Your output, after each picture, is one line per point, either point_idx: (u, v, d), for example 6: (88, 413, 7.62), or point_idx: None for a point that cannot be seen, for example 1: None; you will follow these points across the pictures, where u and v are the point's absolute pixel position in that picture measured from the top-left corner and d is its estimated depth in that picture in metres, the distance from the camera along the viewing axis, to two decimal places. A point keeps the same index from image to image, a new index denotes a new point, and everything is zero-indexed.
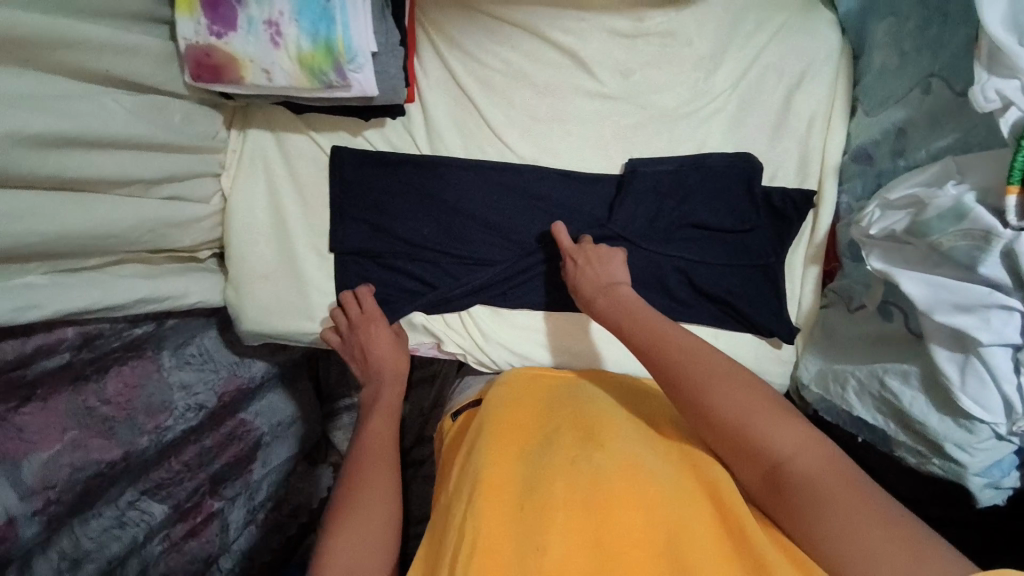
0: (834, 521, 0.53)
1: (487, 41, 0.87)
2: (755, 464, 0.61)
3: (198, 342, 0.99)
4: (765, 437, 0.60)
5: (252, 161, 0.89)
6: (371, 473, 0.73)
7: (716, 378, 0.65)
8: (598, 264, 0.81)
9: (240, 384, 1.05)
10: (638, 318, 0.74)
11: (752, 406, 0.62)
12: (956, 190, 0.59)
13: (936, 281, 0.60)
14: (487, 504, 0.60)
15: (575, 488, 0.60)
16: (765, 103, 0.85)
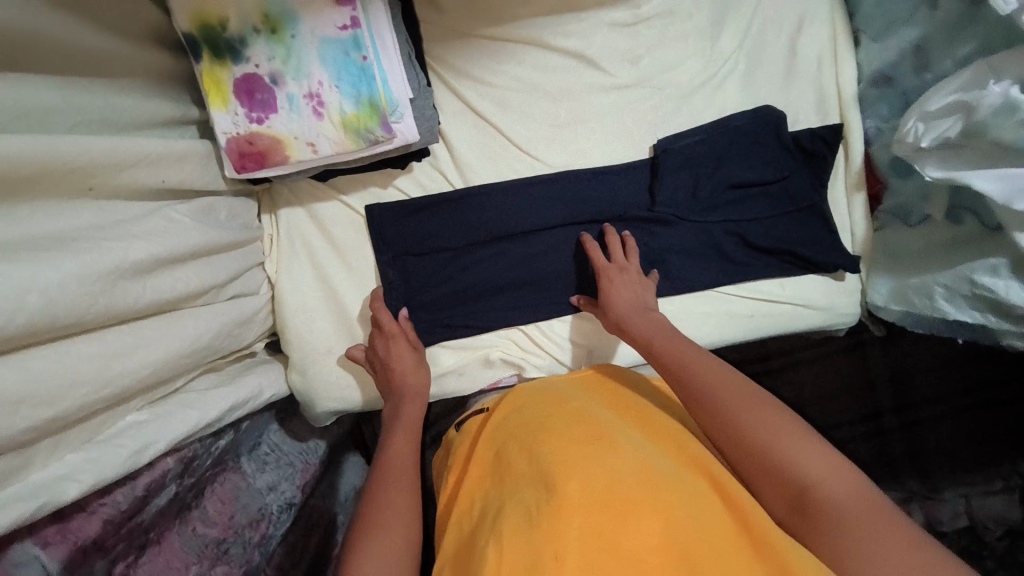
0: (866, 549, 0.49)
1: (495, 63, 0.88)
2: (781, 485, 0.57)
3: (266, 440, 0.93)
4: (792, 459, 0.57)
5: (290, 240, 0.86)
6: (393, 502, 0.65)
7: (742, 401, 0.63)
8: (631, 290, 0.82)
9: (314, 471, 1.00)
10: (663, 348, 0.72)
11: (780, 428, 0.60)
12: (1001, 87, 0.62)
13: (1007, 174, 0.63)
14: (501, 524, 0.54)
15: (594, 496, 0.54)
16: (771, 56, 0.88)
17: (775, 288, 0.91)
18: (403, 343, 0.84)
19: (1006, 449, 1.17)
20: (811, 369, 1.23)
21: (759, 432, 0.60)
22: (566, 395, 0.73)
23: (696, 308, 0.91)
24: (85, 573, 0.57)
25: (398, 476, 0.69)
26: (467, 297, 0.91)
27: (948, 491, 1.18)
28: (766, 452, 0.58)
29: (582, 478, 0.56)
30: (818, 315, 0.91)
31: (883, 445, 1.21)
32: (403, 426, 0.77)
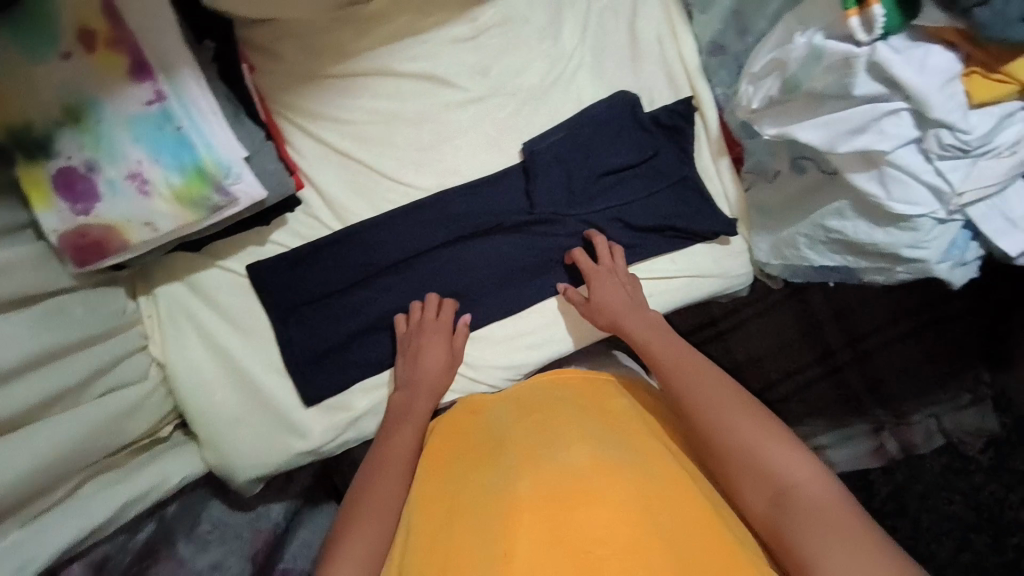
0: (824, 539, 0.58)
1: (346, 99, 0.87)
2: (766, 484, 0.65)
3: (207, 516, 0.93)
4: (777, 466, 0.65)
5: (172, 316, 0.84)
6: (383, 484, 0.75)
7: (734, 408, 0.71)
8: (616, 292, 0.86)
9: (268, 536, 0.96)
10: (678, 358, 0.79)
11: (771, 436, 0.68)
12: (805, 37, 0.63)
13: (827, 120, 0.64)
14: (473, 521, 0.63)
15: (554, 491, 0.63)
16: (613, 43, 0.90)
17: (669, 264, 0.92)
18: (439, 341, 0.87)
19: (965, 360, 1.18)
20: (759, 327, 1.22)
21: (750, 438, 0.68)
22: (557, 398, 0.81)
23: (594, 297, 0.93)
24: None
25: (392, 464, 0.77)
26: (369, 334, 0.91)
27: (917, 413, 1.17)
28: (751, 452, 0.67)
29: (533, 472, 0.66)
30: (717, 281, 0.93)
31: (842, 381, 1.20)
32: (409, 420, 0.83)
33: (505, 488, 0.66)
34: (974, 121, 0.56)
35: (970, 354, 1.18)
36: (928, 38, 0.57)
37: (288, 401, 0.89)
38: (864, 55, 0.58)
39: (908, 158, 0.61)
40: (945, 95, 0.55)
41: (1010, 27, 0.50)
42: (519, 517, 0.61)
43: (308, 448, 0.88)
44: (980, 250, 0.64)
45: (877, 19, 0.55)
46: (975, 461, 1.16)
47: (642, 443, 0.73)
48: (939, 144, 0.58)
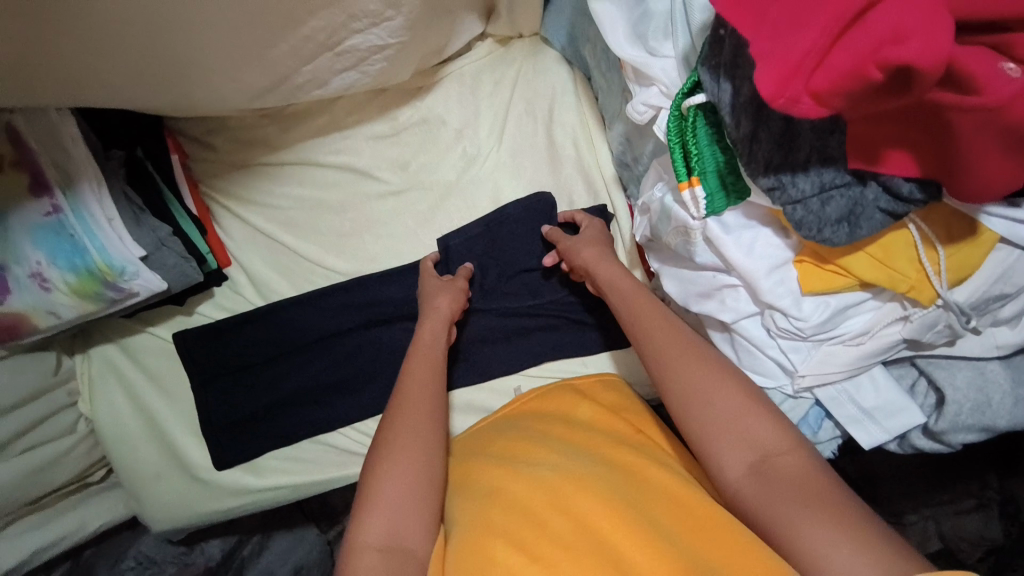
0: (810, 527, 0.48)
1: (273, 186, 0.93)
2: (741, 451, 0.54)
3: (136, 551, 1.04)
4: (747, 433, 0.54)
5: (103, 377, 0.92)
6: (407, 431, 0.65)
7: (703, 361, 0.59)
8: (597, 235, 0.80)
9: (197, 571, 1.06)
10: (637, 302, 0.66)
11: (741, 399, 0.56)
12: (659, 192, 0.61)
13: (683, 275, 0.62)
14: (473, 535, 0.58)
15: (551, 505, 0.59)
16: (532, 145, 0.91)
17: (579, 365, 0.91)
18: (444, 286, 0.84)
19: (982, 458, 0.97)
20: None
21: (721, 401, 0.56)
22: (528, 416, 0.77)
23: (501, 394, 0.92)
24: None
25: (418, 401, 0.69)
26: (278, 407, 0.94)
27: (911, 512, 1.00)
28: (724, 416, 0.55)
29: (505, 501, 0.61)
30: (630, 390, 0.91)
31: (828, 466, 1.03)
32: (421, 356, 0.75)
33: (470, 513, 0.61)
34: (808, 308, 0.52)
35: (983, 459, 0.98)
36: (765, 216, 0.54)
37: (200, 462, 0.93)
38: (700, 228, 0.55)
39: (751, 331, 0.57)
40: (772, 281, 0.52)
41: (826, 228, 0.45)
42: (491, 537, 0.57)
43: (216, 507, 0.94)
44: (837, 429, 0.60)
45: (699, 200, 0.53)
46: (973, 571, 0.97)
47: (616, 453, 0.66)
48: (775, 325, 0.55)
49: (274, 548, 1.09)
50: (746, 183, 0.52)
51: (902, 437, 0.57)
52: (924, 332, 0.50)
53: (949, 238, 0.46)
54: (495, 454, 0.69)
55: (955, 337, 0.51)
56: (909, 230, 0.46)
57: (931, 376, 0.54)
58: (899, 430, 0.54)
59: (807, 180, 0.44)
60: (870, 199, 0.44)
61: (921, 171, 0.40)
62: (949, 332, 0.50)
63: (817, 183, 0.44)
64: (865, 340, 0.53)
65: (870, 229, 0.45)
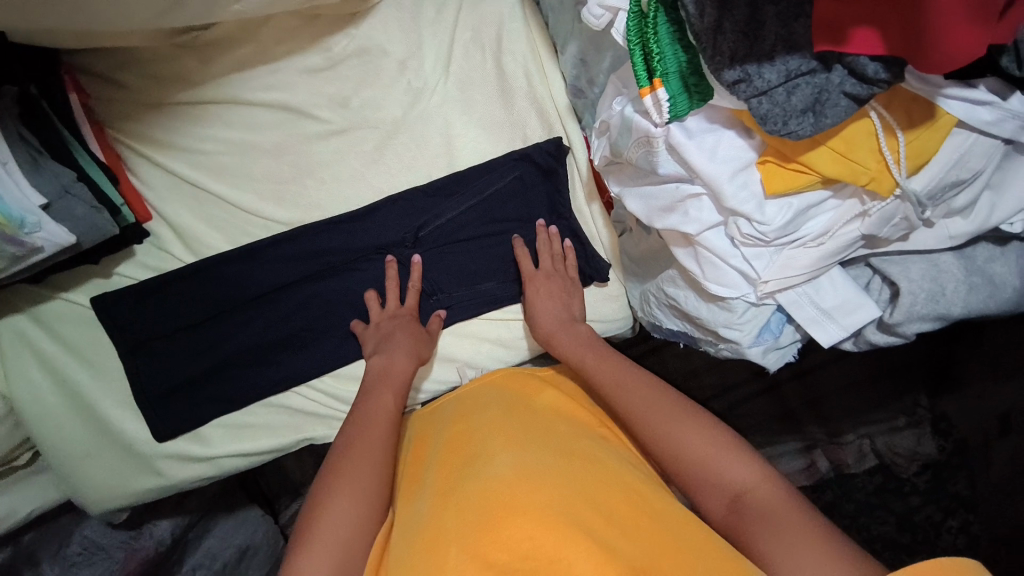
0: (774, 543, 0.56)
1: (198, 129, 0.85)
2: (717, 491, 0.62)
3: (80, 537, 0.99)
4: (723, 473, 0.62)
5: (15, 349, 0.82)
6: (353, 468, 0.67)
7: (681, 413, 0.67)
8: (553, 298, 0.84)
9: (146, 554, 1.01)
10: (602, 367, 0.75)
11: (710, 437, 0.65)
12: (619, 105, 0.60)
13: (645, 193, 0.61)
14: (429, 551, 0.56)
15: (501, 505, 0.58)
16: (481, 75, 0.87)
17: None
18: (410, 325, 0.85)
19: (908, 380, 1.11)
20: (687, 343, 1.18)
21: (694, 446, 0.65)
22: (482, 411, 0.76)
23: (461, 339, 0.91)
24: None
25: (370, 433, 0.71)
26: (224, 370, 0.88)
27: (850, 432, 1.13)
28: (701, 460, 0.64)
29: (457, 509, 0.60)
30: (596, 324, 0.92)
31: (779, 397, 1.15)
32: (387, 387, 0.78)
33: (427, 527, 0.59)
34: (771, 211, 0.52)
35: (914, 376, 1.11)
36: (726, 121, 0.53)
37: (140, 436, 0.86)
38: (662, 136, 0.54)
39: (713, 241, 0.57)
40: (735, 185, 0.52)
41: (792, 120, 0.45)
42: (446, 545, 0.56)
43: (158, 486, 0.86)
44: (797, 333, 0.61)
45: (662, 104, 0.52)
46: (911, 484, 1.09)
47: (579, 449, 0.67)
48: (739, 232, 0.54)
49: (216, 533, 1.08)
50: (709, 84, 0.51)
51: (858, 335, 0.59)
52: (882, 225, 0.51)
53: (908, 124, 0.47)
54: (445, 463, 0.69)
55: (908, 232, 0.53)
56: (870, 118, 0.48)
57: (886, 273, 0.56)
58: (857, 326, 0.56)
59: (774, 70, 0.45)
60: (835, 84, 0.44)
61: (888, 49, 0.40)
62: (905, 226, 0.51)
63: (783, 71, 0.44)
64: (825, 241, 0.54)
65: (834, 117, 0.45)
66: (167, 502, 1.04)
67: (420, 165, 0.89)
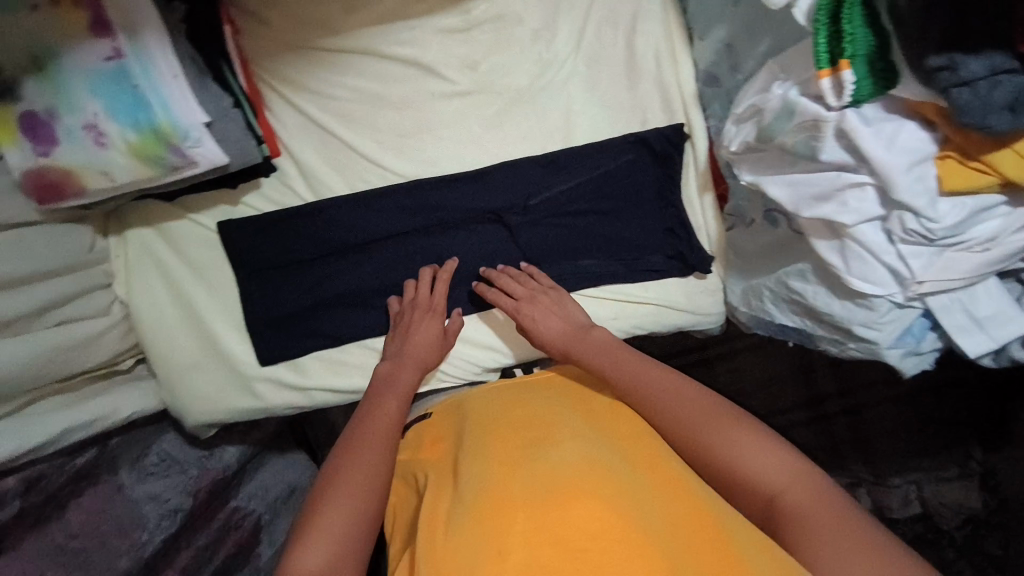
0: (822, 548, 0.55)
1: (329, 74, 0.86)
2: (755, 493, 0.63)
3: (156, 450, 1.00)
4: (762, 475, 0.62)
5: (141, 261, 0.88)
6: (359, 461, 0.67)
7: (721, 417, 0.67)
8: (555, 313, 0.84)
9: (215, 476, 1.04)
10: (625, 367, 0.74)
11: (750, 440, 0.65)
12: (781, 88, 0.60)
13: (794, 180, 0.61)
14: (481, 513, 0.57)
15: (553, 483, 0.59)
16: (611, 53, 0.87)
17: (639, 291, 0.92)
18: (428, 320, 0.86)
19: (953, 435, 1.25)
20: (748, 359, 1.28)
21: (730, 448, 0.64)
22: (517, 401, 0.77)
23: None
24: None
25: (373, 438, 0.70)
26: (322, 310, 0.92)
27: (897, 478, 1.24)
28: (738, 463, 0.64)
29: (505, 480, 0.61)
30: (686, 315, 0.93)
31: (828, 429, 1.27)
32: (394, 391, 0.78)
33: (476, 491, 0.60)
34: (943, 208, 0.52)
35: (963, 432, 1.25)
36: (907, 112, 0.53)
37: (244, 359, 0.91)
38: (834, 120, 0.55)
39: (868, 235, 0.57)
40: (910, 177, 0.52)
41: (990, 115, 0.44)
42: (514, 516, 0.56)
43: (254, 405, 0.92)
44: (938, 340, 0.62)
45: (845, 85, 0.52)
46: (948, 536, 1.20)
47: (631, 443, 0.68)
48: (903, 227, 0.55)
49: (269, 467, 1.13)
50: (898, 70, 0.51)
51: (1001, 351, 0.58)
52: None
53: None
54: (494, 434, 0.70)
55: None
56: None
57: None
58: (1008, 339, 0.56)
59: (979, 63, 0.44)
60: None
61: None
62: None
63: (988, 65, 0.44)
64: (990, 246, 0.54)
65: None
66: (237, 428, 1.08)
67: (538, 137, 0.89)
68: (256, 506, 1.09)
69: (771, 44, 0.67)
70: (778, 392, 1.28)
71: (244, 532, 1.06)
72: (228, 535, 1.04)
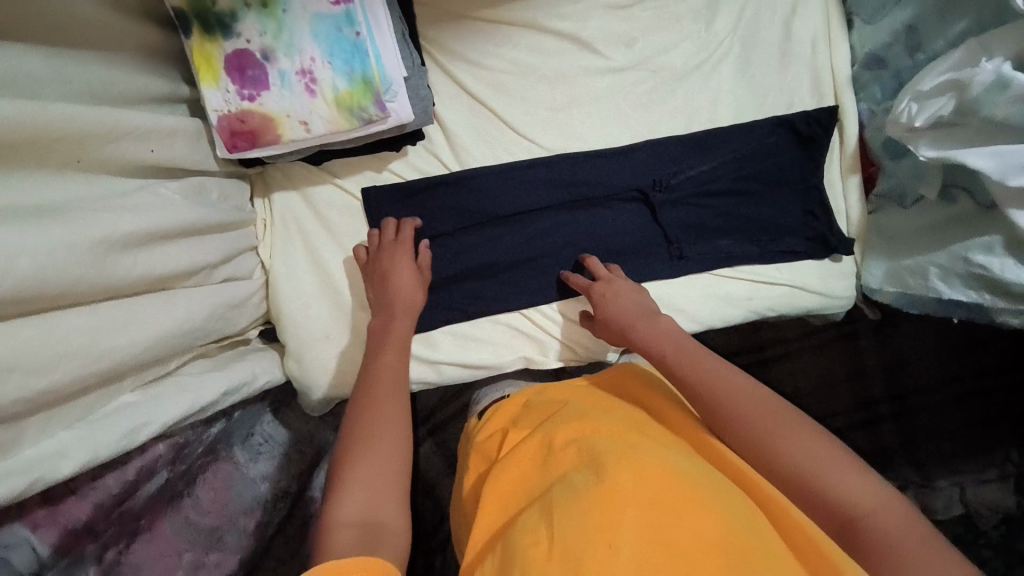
0: None
1: (489, 45, 0.88)
2: (830, 517, 0.55)
3: (261, 430, 0.93)
4: (843, 495, 0.54)
5: (284, 227, 0.86)
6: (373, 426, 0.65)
7: (790, 427, 0.60)
8: (629, 297, 0.81)
9: (310, 459, 1.00)
10: (685, 367, 0.69)
11: (829, 456, 0.57)
12: (992, 64, 0.64)
13: (999, 151, 0.65)
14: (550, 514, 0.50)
15: (646, 484, 0.51)
16: (766, 36, 0.90)
17: (772, 271, 0.91)
18: (404, 259, 0.81)
19: (998, 434, 1.22)
20: (804, 360, 1.28)
21: (807, 460, 0.57)
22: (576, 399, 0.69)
23: (691, 292, 0.90)
24: (73, 558, 0.58)
25: (382, 394, 0.69)
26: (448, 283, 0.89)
27: (942, 479, 1.22)
28: (815, 477, 0.56)
29: (567, 479, 0.53)
30: (817, 298, 0.91)
31: (878, 434, 1.26)
32: (382, 344, 0.75)
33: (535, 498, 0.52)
34: None
35: (1006, 432, 1.22)
36: None
37: None
38: None
39: None
40: None
41: None
42: (620, 512, 0.48)
43: None
44: None
45: None
46: (986, 536, 1.18)
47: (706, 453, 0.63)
48: None
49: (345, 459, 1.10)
50: None
51: None
52: None
53: None
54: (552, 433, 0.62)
55: None
56: None
57: None
58: None
59: None
60: None
61: None
62: None
63: None
64: None
65: None
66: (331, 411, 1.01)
67: (686, 115, 0.90)
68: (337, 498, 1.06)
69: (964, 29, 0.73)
70: (831, 397, 1.27)
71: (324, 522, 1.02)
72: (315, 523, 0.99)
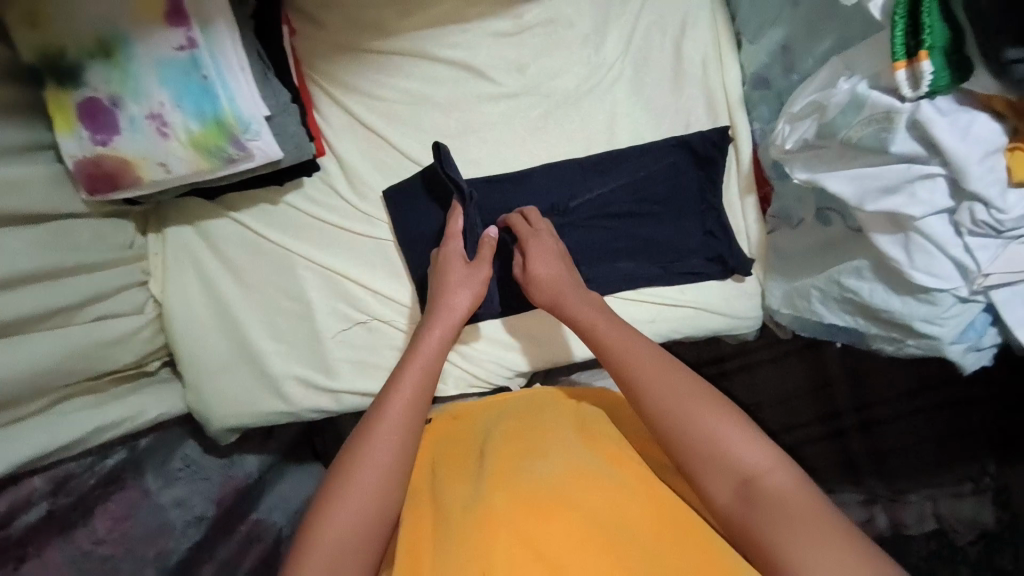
0: (798, 545, 0.50)
1: (381, 75, 0.88)
2: (724, 480, 0.56)
3: (181, 454, 0.91)
4: (740, 458, 0.56)
5: (178, 259, 0.86)
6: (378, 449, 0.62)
7: (689, 396, 0.61)
8: (553, 261, 0.77)
9: (238, 484, 0.95)
10: (610, 340, 0.67)
11: (724, 424, 0.59)
12: (849, 84, 0.62)
13: (860, 174, 0.63)
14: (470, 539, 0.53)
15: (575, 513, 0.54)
16: (658, 59, 0.90)
17: (674, 293, 0.90)
18: (454, 265, 0.77)
19: (972, 447, 1.11)
20: (767, 372, 1.18)
21: (705, 432, 0.58)
22: (511, 408, 0.72)
23: None
24: None
25: (395, 424, 0.64)
26: (348, 311, 0.89)
27: (912, 493, 1.13)
28: (713, 445, 0.57)
29: (499, 488, 0.57)
30: (720, 319, 0.90)
31: (843, 445, 1.17)
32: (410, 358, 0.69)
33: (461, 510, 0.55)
34: (1012, 202, 0.55)
35: (981, 441, 1.11)
36: (973, 107, 0.56)
37: (274, 357, 0.87)
38: (907, 111, 0.58)
39: (935, 228, 0.59)
40: (983, 167, 0.55)
41: None
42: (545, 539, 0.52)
43: (286, 410, 0.87)
44: (997, 337, 0.65)
45: (923, 75, 0.54)
46: (963, 552, 1.11)
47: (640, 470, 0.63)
48: (971, 219, 0.57)
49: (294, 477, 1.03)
50: (973, 63, 0.53)
51: None
52: None
53: None
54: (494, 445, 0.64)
55: None
56: None
57: None
58: None
59: None
60: None
61: None
62: None
63: None
64: None
65: None
66: (253, 438, 0.99)
67: (582, 138, 0.90)
68: (277, 518, 0.98)
69: (831, 44, 0.72)
70: (793, 406, 1.18)
71: (265, 546, 0.95)
72: (247, 552, 0.93)
